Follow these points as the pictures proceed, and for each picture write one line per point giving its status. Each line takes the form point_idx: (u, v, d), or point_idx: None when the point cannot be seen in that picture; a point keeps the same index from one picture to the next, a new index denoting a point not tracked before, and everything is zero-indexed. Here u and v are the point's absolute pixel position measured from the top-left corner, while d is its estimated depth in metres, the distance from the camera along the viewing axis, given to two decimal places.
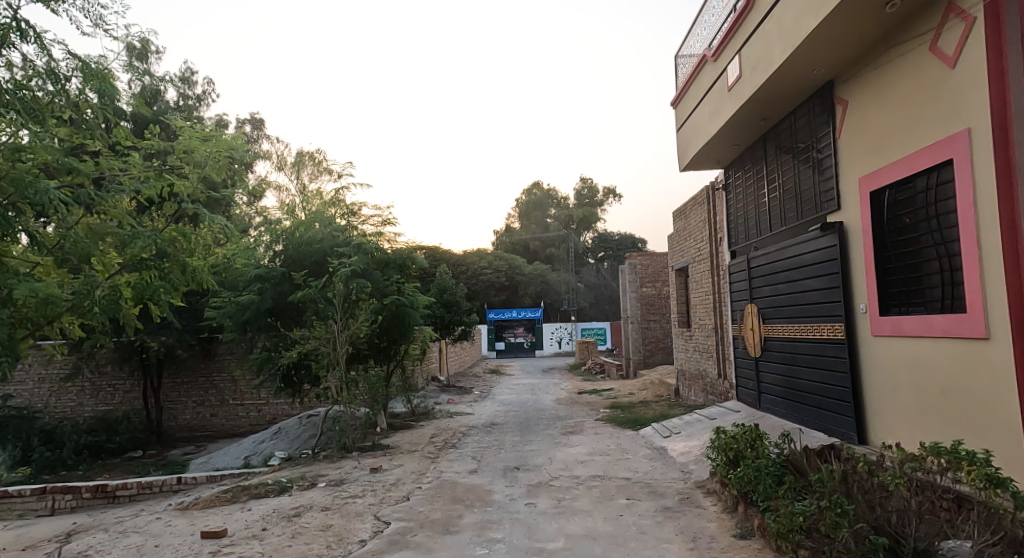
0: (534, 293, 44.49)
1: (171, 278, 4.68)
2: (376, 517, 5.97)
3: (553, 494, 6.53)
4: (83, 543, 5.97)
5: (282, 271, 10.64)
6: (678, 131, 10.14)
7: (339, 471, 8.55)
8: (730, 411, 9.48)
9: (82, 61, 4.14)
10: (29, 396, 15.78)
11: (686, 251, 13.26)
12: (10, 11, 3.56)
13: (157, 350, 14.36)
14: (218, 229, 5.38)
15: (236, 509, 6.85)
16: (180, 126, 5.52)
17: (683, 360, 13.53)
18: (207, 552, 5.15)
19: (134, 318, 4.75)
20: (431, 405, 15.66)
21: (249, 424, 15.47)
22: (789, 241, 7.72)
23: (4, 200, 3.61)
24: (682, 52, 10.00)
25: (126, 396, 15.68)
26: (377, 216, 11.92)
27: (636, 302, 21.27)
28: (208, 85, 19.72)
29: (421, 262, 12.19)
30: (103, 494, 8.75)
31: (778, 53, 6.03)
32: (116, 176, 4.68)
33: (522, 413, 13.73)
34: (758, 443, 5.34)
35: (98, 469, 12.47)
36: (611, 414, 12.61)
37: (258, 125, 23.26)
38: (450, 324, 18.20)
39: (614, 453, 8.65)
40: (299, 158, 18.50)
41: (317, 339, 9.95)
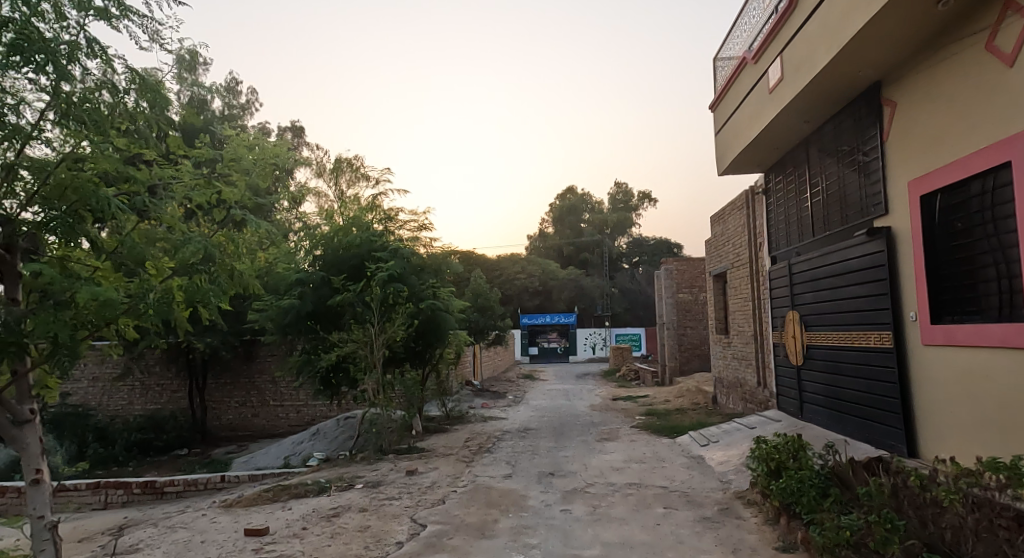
0: (567, 298, 44.37)
1: (220, 283, 4.86)
2: (412, 519, 6.04)
3: (589, 501, 6.50)
4: (132, 538, 6.15)
5: (321, 276, 10.89)
6: (715, 135, 10.07)
7: (376, 473, 8.70)
8: (771, 420, 9.28)
9: (138, 73, 4.26)
10: (84, 394, 16.52)
11: (724, 256, 13.04)
12: (76, 31, 3.66)
13: (202, 352, 14.88)
14: (265, 235, 5.52)
15: (277, 508, 7.02)
16: (228, 135, 5.66)
17: (720, 368, 13.31)
18: (250, 550, 5.28)
19: (184, 324, 4.92)
20: (465, 409, 15.76)
21: (288, 425, 15.82)
22: (832, 247, 7.54)
23: (66, 208, 3.72)
24: (721, 56, 9.90)
25: (173, 396, 16.23)
26: (412, 221, 12.21)
27: (672, 308, 21.02)
28: (251, 94, 20.35)
29: (455, 267, 12.36)
30: (152, 490, 9.07)
31: (822, 55, 5.88)
32: (167, 184, 4.80)
33: (556, 419, 13.69)
34: (802, 453, 5.22)
35: (147, 466, 12.93)
36: (646, 421, 12.45)
37: (298, 133, 23.93)
38: (484, 329, 18.34)
39: (650, 460, 8.56)
40: (338, 164, 18.91)
41: (355, 342, 10.21)
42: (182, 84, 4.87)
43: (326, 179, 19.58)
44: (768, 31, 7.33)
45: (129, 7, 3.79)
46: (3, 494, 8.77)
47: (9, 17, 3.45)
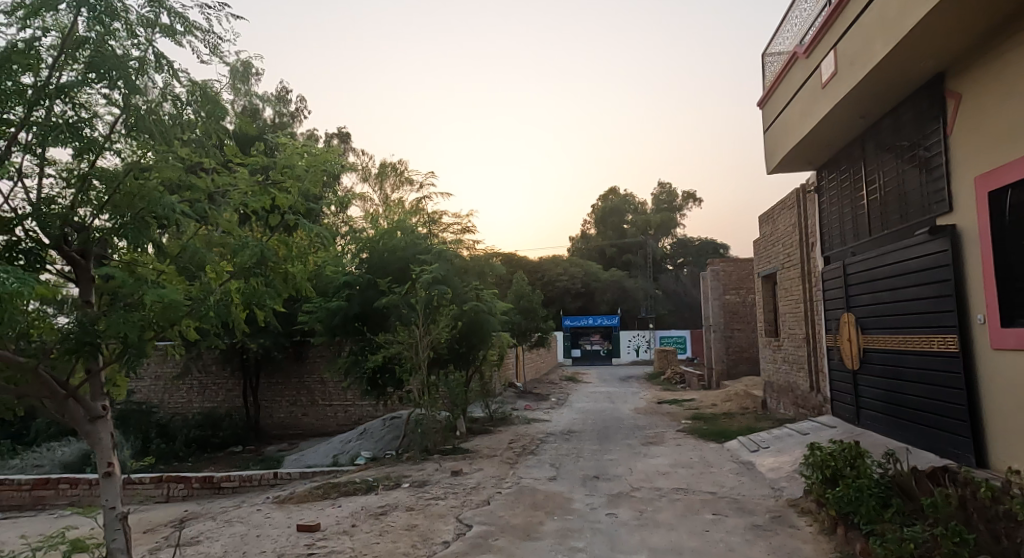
0: (610, 299, 43.98)
1: (274, 286, 5.02)
2: (458, 519, 6.10)
3: (635, 505, 6.43)
4: (193, 530, 6.42)
5: (368, 278, 11.12)
6: (764, 133, 9.81)
7: (422, 473, 8.83)
8: (825, 426, 8.97)
9: (198, 85, 4.43)
10: (147, 392, 17.34)
11: (773, 256, 12.67)
12: (146, 48, 3.85)
13: (256, 352, 15.43)
14: (316, 240, 5.68)
15: (328, 505, 7.20)
16: (282, 142, 5.84)
17: (770, 371, 12.94)
18: (303, 545, 5.45)
19: (242, 326, 5.08)
20: (509, 411, 15.83)
21: (337, 424, 16.22)
22: (891, 246, 7.23)
23: (133, 215, 3.92)
24: (770, 51, 9.63)
25: (229, 395, 16.86)
26: (456, 225, 12.35)
27: (719, 310, 20.57)
28: (301, 101, 21.01)
29: (498, 269, 12.51)
30: (210, 485, 9.44)
31: (879, 47, 5.66)
32: (226, 192, 4.96)
33: (600, 422, 13.59)
34: (860, 462, 5.02)
35: (205, 462, 13.48)
36: (693, 426, 12.21)
37: (345, 139, 24.55)
38: (527, 331, 18.39)
39: (698, 465, 8.39)
40: (383, 168, 19.31)
41: (401, 344, 10.37)
42: (238, 95, 5.01)
43: (371, 184, 19.96)
44: (821, 23, 7.10)
45: (193, 24, 3.96)
46: (76, 484, 9.29)
47: (86, 36, 3.65)
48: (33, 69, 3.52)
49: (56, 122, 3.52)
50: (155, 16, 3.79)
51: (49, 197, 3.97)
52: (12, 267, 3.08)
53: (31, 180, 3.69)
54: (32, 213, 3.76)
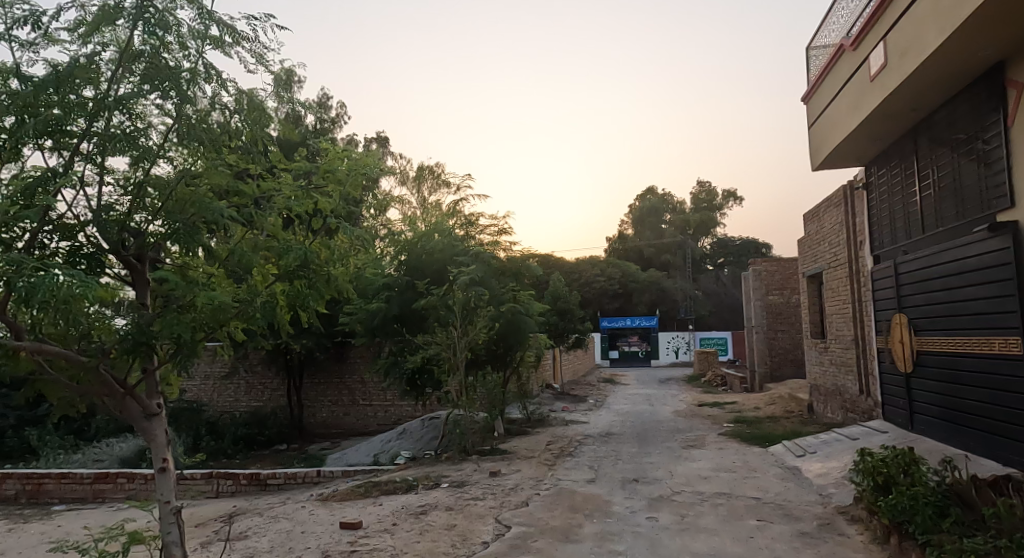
0: (648, 300, 43.44)
1: (318, 288, 5.14)
2: (497, 520, 6.12)
3: (676, 509, 6.33)
4: (241, 525, 6.62)
5: (406, 280, 11.26)
6: (809, 129, 9.53)
7: (461, 473, 8.89)
8: (876, 431, 8.65)
9: (246, 95, 4.52)
10: (197, 391, 17.98)
11: (819, 255, 12.29)
12: (197, 59, 3.99)
13: (299, 352, 15.81)
14: (357, 243, 5.78)
15: (369, 503, 7.32)
16: (324, 147, 5.96)
17: (817, 374, 12.55)
18: (346, 542, 5.56)
19: (286, 328, 5.21)
20: (546, 412, 15.81)
21: (377, 424, 16.49)
22: (946, 244, 6.93)
23: (186, 220, 4.07)
24: (815, 44, 9.36)
25: (274, 394, 17.34)
26: (493, 226, 12.34)
27: (761, 310, 19.99)
28: (341, 107, 21.44)
29: (535, 270, 12.39)
30: (257, 482, 9.71)
31: (933, 37, 5.43)
32: (271, 197, 5.08)
33: (639, 424, 13.43)
34: (914, 469, 4.83)
35: (252, 459, 13.89)
36: (735, 429, 11.95)
37: (384, 143, 24.95)
38: (564, 332, 18.33)
39: (741, 470, 8.20)
40: (420, 172, 19.55)
41: (439, 345, 10.57)
42: (282, 103, 5.13)
43: (409, 187, 20.22)
44: (870, 14, 6.86)
45: (241, 35, 4.08)
46: (134, 479, 9.70)
47: (142, 49, 3.81)
48: (93, 82, 3.69)
49: (114, 131, 3.70)
50: (205, 29, 3.93)
51: (108, 204, 4.16)
52: (75, 271, 3.24)
53: (92, 188, 3.87)
54: (92, 220, 3.94)
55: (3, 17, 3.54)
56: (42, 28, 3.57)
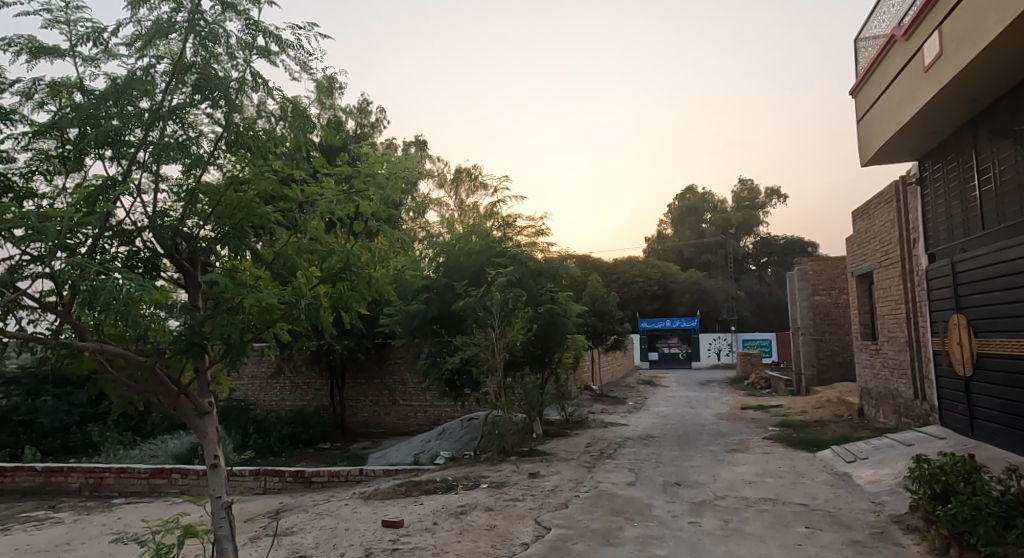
0: (688, 301, 42.70)
1: (359, 289, 5.23)
2: (536, 521, 6.11)
3: (720, 515, 6.19)
4: (288, 521, 6.80)
5: (445, 282, 11.34)
6: (857, 123, 9.21)
7: (500, 473, 8.91)
8: (932, 437, 8.28)
9: (290, 101, 4.66)
10: (245, 390, 18.56)
11: (869, 254, 11.85)
12: (244, 68, 4.11)
13: (341, 353, 16.14)
14: (397, 245, 5.87)
15: (410, 502, 7.41)
16: (364, 151, 6.07)
17: (868, 377, 12.10)
18: (388, 540, 5.64)
19: (330, 329, 5.31)
20: (585, 414, 15.70)
21: (417, 424, 16.69)
22: (1007, 242, 6.60)
23: (235, 225, 4.21)
24: (864, 35, 9.04)
25: (318, 394, 17.76)
26: (530, 227, 12.33)
27: (807, 311, 19.45)
28: (380, 112, 21.79)
29: (573, 271, 12.32)
30: (302, 479, 9.95)
31: (993, 25, 5.18)
32: (314, 201, 5.20)
33: (680, 427, 13.21)
34: (976, 477, 4.60)
35: (297, 457, 14.24)
36: (781, 433, 11.62)
37: (422, 146, 25.25)
38: (602, 333, 18.16)
39: (788, 475, 7.97)
40: (457, 174, 19.71)
41: (477, 346, 10.75)
42: (324, 109, 5.24)
43: (447, 189, 20.41)
44: (923, 2, 6.58)
45: (285, 44, 4.19)
46: (187, 474, 10.07)
47: (192, 61, 3.96)
48: (149, 94, 3.85)
49: (167, 141, 3.85)
50: (252, 39, 4.05)
51: (163, 210, 4.34)
52: (133, 275, 3.38)
53: (148, 195, 4.04)
54: (148, 225, 4.12)
55: (67, 34, 3.73)
56: (102, 44, 3.75)
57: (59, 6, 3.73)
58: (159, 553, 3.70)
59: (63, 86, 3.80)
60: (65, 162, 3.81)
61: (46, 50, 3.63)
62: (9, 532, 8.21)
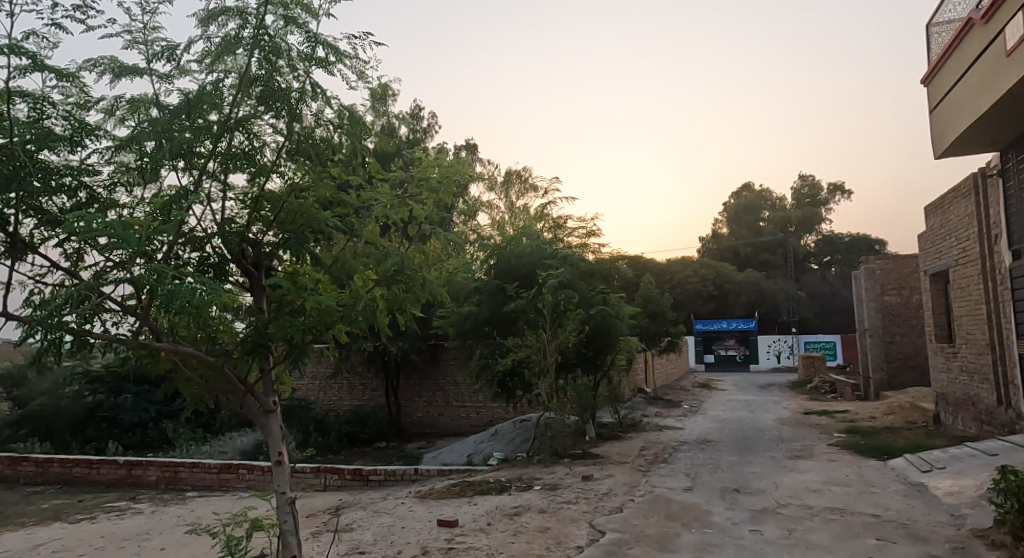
0: (745, 302, 41.42)
1: (414, 291, 5.35)
2: (591, 525, 6.06)
3: (783, 523, 5.97)
4: (347, 518, 6.99)
5: (496, 284, 11.41)
6: (930, 113, 8.71)
7: (553, 476, 8.88)
8: (1018, 447, 7.73)
9: (347, 110, 4.79)
10: (305, 390, 19.23)
11: (944, 251, 11.18)
12: (305, 79, 4.25)
13: (396, 354, 16.50)
14: (451, 248, 5.96)
15: (465, 502, 7.49)
16: (418, 156, 6.17)
17: (944, 383, 11.42)
18: (443, 539, 5.72)
19: (386, 331, 5.42)
20: (639, 417, 15.47)
21: (469, 425, 16.86)
22: None
23: (296, 230, 4.36)
24: (937, 20, 8.55)
25: (373, 394, 18.21)
26: (581, 229, 12.28)
27: (876, 312, 18.50)
28: (432, 117, 22.17)
29: (625, 272, 12.19)
30: (360, 477, 10.20)
31: None
32: (370, 207, 5.33)
33: (739, 432, 12.82)
34: None
35: (355, 455, 14.64)
36: (848, 440, 11.11)
37: (472, 150, 25.52)
38: (656, 335, 17.84)
39: (856, 484, 7.60)
40: (508, 177, 19.83)
41: (529, 348, 10.76)
42: (378, 116, 5.36)
43: (497, 192, 20.54)
44: None
45: (342, 54, 4.31)
46: (252, 470, 10.50)
47: (257, 74, 4.12)
48: (217, 106, 4.04)
49: (234, 150, 4.04)
50: (312, 51, 4.19)
51: (230, 217, 4.54)
52: (204, 279, 3.55)
53: (218, 203, 4.25)
54: (217, 232, 4.34)
55: (144, 53, 3.96)
56: (175, 61, 3.96)
57: (138, 27, 3.96)
58: (229, 544, 3.87)
59: (141, 102, 4.03)
60: (143, 173, 4.04)
61: (126, 69, 3.86)
62: (95, 520, 8.78)
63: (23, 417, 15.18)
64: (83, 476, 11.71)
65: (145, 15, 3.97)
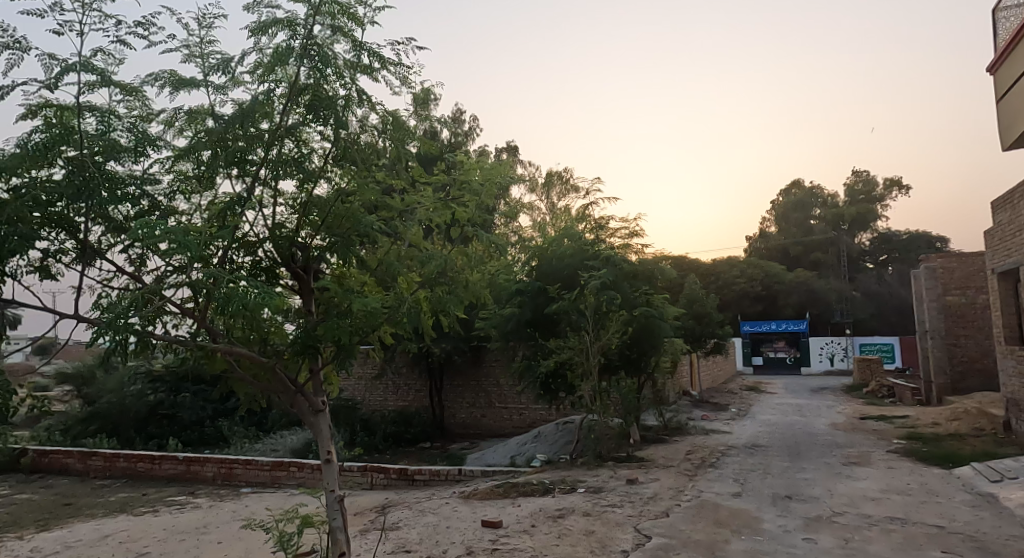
0: (795, 303, 40.13)
1: (457, 293, 5.41)
2: (636, 529, 5.97)
3: (839, 532, 5.75)
4: (394, 517, 7.10)
5: (537, 285, 11.41)
6: (997, 103, 8.24)
7: (597, 478, 8.80)
8: None
9: (391, 115, 4.87)
10: (352, 390, 19.64)
11: (1014, 248, 10.55)
12: (351, 86, 4.35)
13: (440, 356, 16.68)
14: (493, 249, 6.00)
15: (508, 504, 7.50)
16: (460, 159, 6.22)
17: (1014, 387, 10.77)
18: (488, 540, 5.74)
19: (430, 332, 5.48)
20: (685, 420, 15.18)
21: (512, 426, 16.90)
22: None
23: (343, 233, 4.47)
24: (1004, 4, 8.08)
25: (417, 395, 18.46)
26: (623, 229, 12.15)
27: (938, 312, 17.53)
28: (474, 121, 22.34)
29: (669, 273, 12.00)
30: (405, 477, 10.34)
31: None
32: (414, 210, 5.40)
33: (790, 437, 12.42)
34: None
35: (400, 455, 14.87)
36: (908, 447, 10.61)
37: (514, 152, 25.58)
38: (702, 337, 17.47)
39: (918, 493, 7.25)
40: (549, 178, 19.80)
41: (572, 350, 10.52)
42: (421, 120, 5.42)
43: (539, 194, 20.52)
44: None
45: (387, 60, 4.39)
46: (302, 468, 10.79)
47: (306, 83, 4.24)
48: (268, 115, 4.17)
49: (284, 157, 4.17)
50: (358, 59, 4.29)
51: (281, 222, 4.67)
52: (257, 282, 3.68)
53: (269, 209, 4.39)
54: (269, 236, 4.49)
55: (201, 66, 4.12)
56: (229, 73, 4.12)
57: (195, 41, 4.13)
58: (281, 540, 3.97)
59: (198, 113, 4.20)
60: (200, 181, 4.21)
61: (184, 82, 4.03)
62: (157, 513, 9.20)
63: (92, 414, 16.05)
64: (146, 471, 12.29)
65: (202, 30, 4.14)
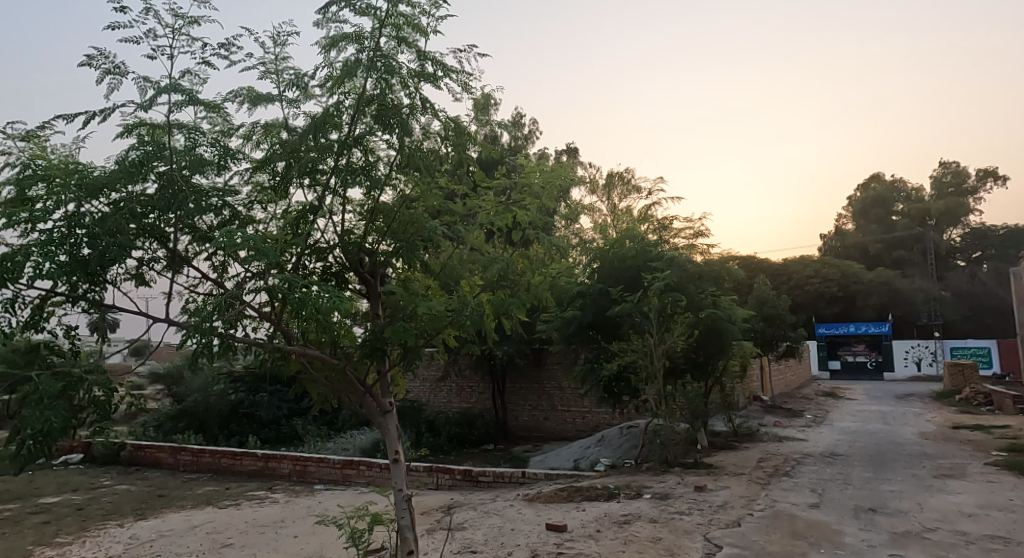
0: (876, 304, 37.86)
1: (520, 296, 5.36)
2: (706, 538, 5.79)
3: (929, 549, 5.37)
4: (459, 517, 7.21)
5: (599, 287, 11.30)
6: None
7: (663, 485, 8.60)
8: None
9: (453, 121, 4.95)
10: (417, 391, 20.07)
11: None
12: (415, 94, 4.46)
13: (502, 358, 16.79)
14: (553, 250, 5.95)
15: (573, 508, 7.45)
16: (521, 162, 6.23)
17: None
18: (552, 543, 5.72)
19: (493, 335, 5.51)
20: (756, 426, 14.61)
21: (575, 429, 16.78)
22: None
23: (408, 238, 4.58)
24: None
25: (480, 397, 18.66)
26: (688, 229, 11.85)
27: None
28: (534, 124, 22.41)
29: (737, 273, 11.58)
30: (470, 478, 10.47)
31: None
32: (476, 214, 5.46)
33: (872, 446, 11.71)
34: None
35: (464, 456, 15.06)
36: (1008, 459, 9.77)
37: (574, 154, 25.48)
38: (773, 340, 16.75)
39: (1021, 510, 6.66)
40: (610, 179, 19.57)
41: (636, 352, 10.30)
42: (482, 125, 5.47)
43: (600, 195, 20.33)
44: None
45: (449, 68, 4.47)
46: (371, 467, 11.13)
47: (373, 93, 4.38)
48: (337, 126, 4.34)
49: (353, 165, 4.32)
50: (421, 68, 4.39)
51: (349, 228, 4.85)
52: (328, 286, 3.83)
53: (339, 216, 4.56)
54: (337, 243, 4.67)
55: (276, 82, 4.34)
56: (302, 87, 4.31)
57: (271, 59, 4.35)
58: (353, 536, 4.10)
59: (274, 127, 4.43)
60: (276, 191, 4.43)
61: (261, 98, 4.26)
62: (239, 507, 9.71)
63: (181, 411, 17.17)
64: (228, 466, 13.02)
65: (277, 47, 4.35)
